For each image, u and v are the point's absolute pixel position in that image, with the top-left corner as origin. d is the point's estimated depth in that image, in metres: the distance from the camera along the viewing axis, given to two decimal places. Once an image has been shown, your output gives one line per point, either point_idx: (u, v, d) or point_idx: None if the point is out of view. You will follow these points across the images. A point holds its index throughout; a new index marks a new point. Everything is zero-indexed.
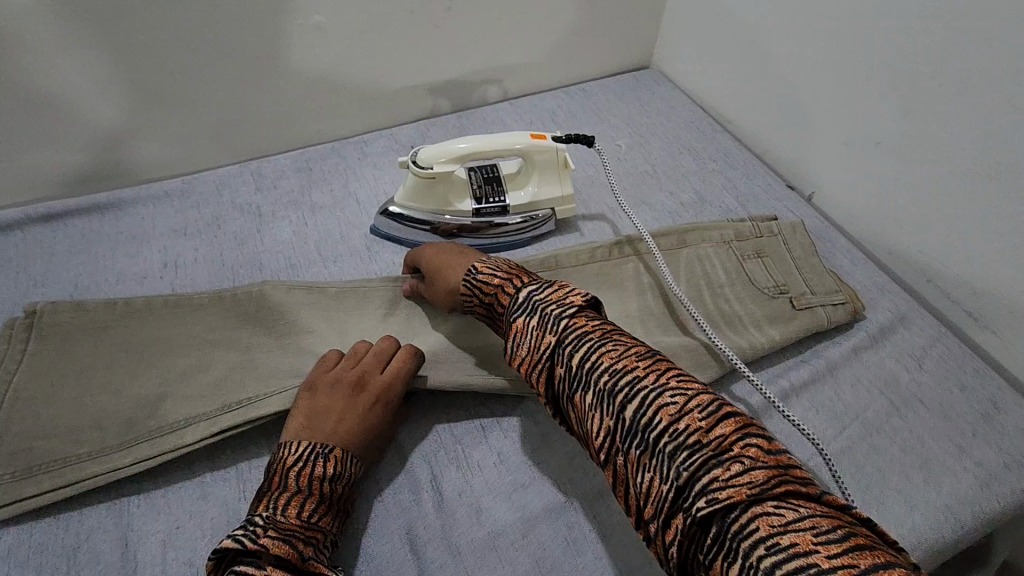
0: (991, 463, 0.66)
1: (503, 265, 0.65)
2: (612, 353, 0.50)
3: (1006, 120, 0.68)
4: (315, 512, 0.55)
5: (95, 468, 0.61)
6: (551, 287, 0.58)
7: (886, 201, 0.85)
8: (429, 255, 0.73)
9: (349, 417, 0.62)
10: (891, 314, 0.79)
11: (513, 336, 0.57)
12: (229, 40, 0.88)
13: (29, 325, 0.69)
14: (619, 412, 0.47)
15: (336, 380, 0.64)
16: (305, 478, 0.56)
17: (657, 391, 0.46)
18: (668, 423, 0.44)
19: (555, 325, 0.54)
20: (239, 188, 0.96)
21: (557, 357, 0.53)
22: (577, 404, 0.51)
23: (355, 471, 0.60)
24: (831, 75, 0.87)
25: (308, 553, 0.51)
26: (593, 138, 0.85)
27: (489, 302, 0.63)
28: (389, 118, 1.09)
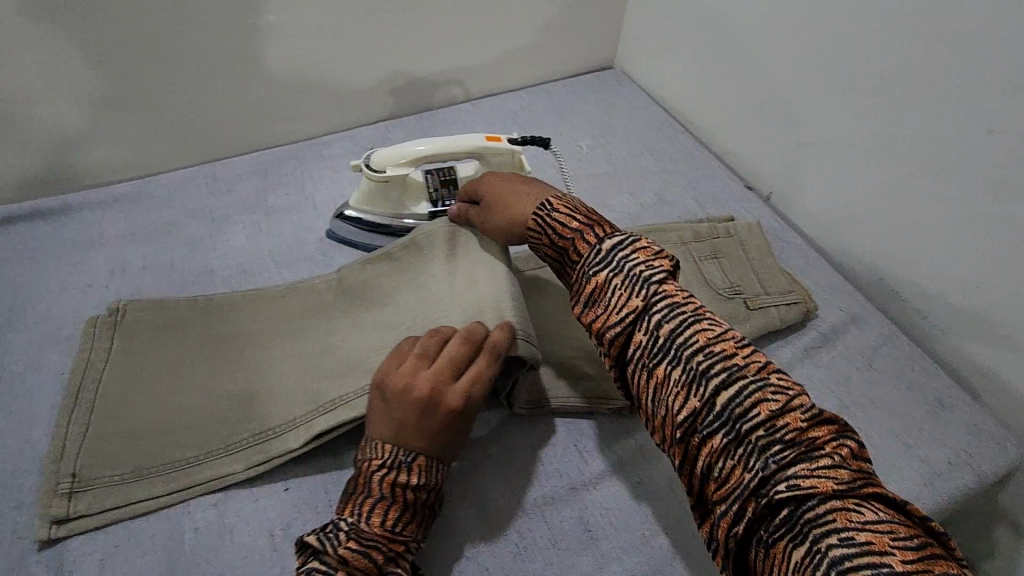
0: (935, 460, 0.67)
1: (582, 210, 0.63)
2: (709, 337, 0.51)
3: (952, 123, 0.70)
4: (399, 521, 0.55)
5: (204, 472, 0.63)
6: (642, 253, 0.57)
7: (840, 200, 0.86)
8: (496, 186, 0.70)
9: (425, 434, 0.57)
10: (843, 313, 0.80)
11: (596, 298, 0.57)
12: (183, 39, 0.86)
13: (113, 322, 0.71)
14: (709, 394, 0.48)
15: (406, 396, 0.58)
16: (390, 485, 0.55)
17: (757, 383, 0.47)
18: (765, 417, 0.46)
19: (644, 289, 0.54)
20: (192, 192, 0.94)
21: (640, 323, 0.54)
22: (656, 375, 0.52)
23: (439, 479, 0.58)
24: (787, 76, 0.88)
25: (385, 566, 0.53)
26: (549, 140, 0.84)
27: (563, 246, 0.62)
28: (350, 118, 1.07)
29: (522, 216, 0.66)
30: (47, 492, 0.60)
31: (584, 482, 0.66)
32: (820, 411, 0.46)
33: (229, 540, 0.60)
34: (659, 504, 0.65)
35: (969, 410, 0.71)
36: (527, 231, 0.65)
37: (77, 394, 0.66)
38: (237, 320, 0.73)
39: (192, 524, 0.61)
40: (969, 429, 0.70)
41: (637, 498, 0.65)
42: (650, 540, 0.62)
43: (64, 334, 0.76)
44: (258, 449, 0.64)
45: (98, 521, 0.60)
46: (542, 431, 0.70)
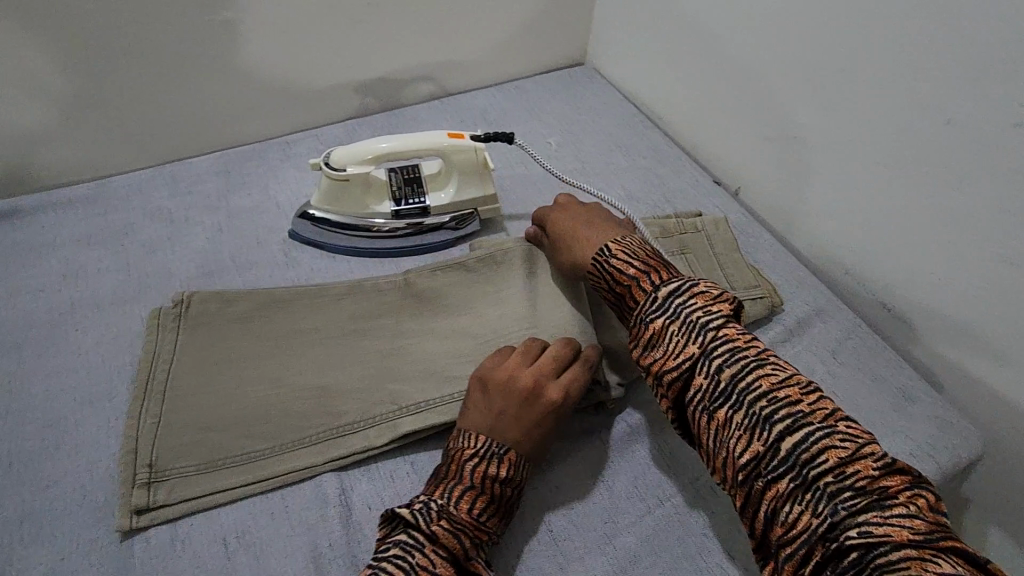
0: (898, 453, 0.67)
1: (639, 252, 0.65)
2: (772, 380, 0.51)
3: (912, 116, 0.70)
4: (483, 512, 0.56)
5: (280, 466, 0.64)
6: (701, 296, 0.57)
7: (807, 195, 0.86)
8: (556, 224, 0.72)
9: (526, 426, 0.60)
10: (809, 307, 0.80)
11: (653, 340, 0.57)
12: (134, 36, 0.84)
13: (178, 314, 0.72)
14: (773, 439, 0.48)
15: (511, 386, 0.62)
16: (482, 475, 0.57)
17: (824, 430, 0.47)
18: (834, 464, 0.45)
19: (702, 334, 0.55)
20: (151, 193, 0.91)
21: (699, 367, 0.54)
22: (717, 418, 0.52)
23: (523, 479, 0.60)
24: (754, 71, 0.88)
25: (468, 552, 0.53)
26: (512, 135, 0.83)
27: (620, 291, 0.64)
28: (317, 117, 1.06)
29: (581, 258, 0.68)
30: (125, 482, 0.60)
31: (548, 482, 0.65)
32: (893, 461, 0.46)
33: (182, 550, 0.59)
34: (623, 502, 0.64)
35: (933, 401, 0.71)
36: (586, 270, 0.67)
37: (146, 386, 0.68)
38: (187, 328, 0.72)
39: (145, 535, 0.59)
40: (932, 421, 0.70)
41: (602, 497, 0.64)
42: (613, 539, 0.61)
43: (15, 339, 0.74)
44: (334, 444, 0.65)
45: (177, 511, 0.60)
46: None
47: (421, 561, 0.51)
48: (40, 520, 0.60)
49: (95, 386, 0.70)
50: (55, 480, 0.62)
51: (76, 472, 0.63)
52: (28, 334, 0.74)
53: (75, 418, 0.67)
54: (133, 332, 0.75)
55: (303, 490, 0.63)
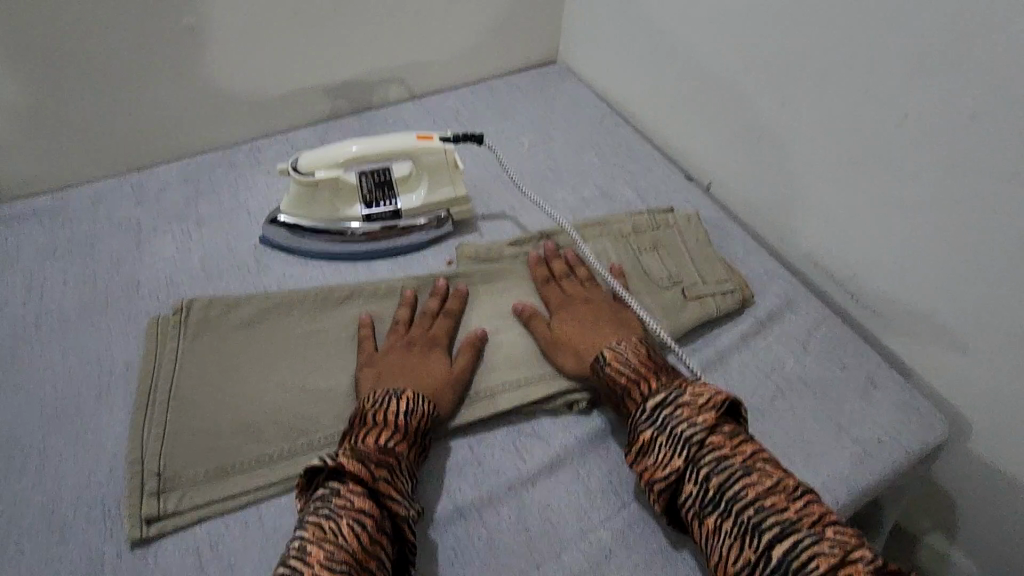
0: (866, 440, 0.68)
1: (630, 356, 0.66)
2: (758, 487, 0.53)
3: (871, 107, 0.71)
4: (391, 440, 0.59)
5: (290, 468, 0.64)
6: (684, 400, 0.59)
7: (774, 188, 0.88)
8: (561, 324, 0.73)
9: (413, 365, 0.68)
10: (779, 299, 0.81)
11: (641, 447, 0.59)
12: (94, 43, 0.82)
13: (178, 320, 0.72)
14: (764, 547, 0.50)
15: (393, 345, 0.70)
16: (382, 413, 0.61)
17: (813, 537, 0.49)
18: (825, 570, 0.47)
19: (688, 447, 0.56)
20: (117, 203, 0.90)
21: (687, 476, 0.56)
22: (707, 524, 0.54)
23: (429, 411, 0.64)
24: (720, 67, 0.89)
25: (380, 474, 0.55)
26: (482, 136, 0.83)
27: (613, 398, 0.65)
28: (286, 121, 1.05)
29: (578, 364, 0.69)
30: (133, 493, 0.60)
31: (522, 481, 0.65)
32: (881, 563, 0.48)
33: (153, 562, 0.58)
34: (598, 498, 0.64)
35: (900, 388, 0.73)
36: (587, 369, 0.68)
37: (149, 395, 0.67)
38: (163, 341, 0.71)
39: (113, 550, 0.58)
40: (898, 406, 0.71)
41: (576, 494, 0.65)
42: (588, 535, 0.62)
43: None
44: None
45: (189, 516, 0.60)
46: (479, 432, 0.69)
47: (338, 501, 0.53)
48: (5, 539, 0.58)
49: (59, 401, 0.68)
50: (19, 498, 0.61)
51: (41, 489, 0.62)
52: None
53: (40, 434, 0.66)
54: (99, 345, 0.74)
55: (276, 499, 0.63)
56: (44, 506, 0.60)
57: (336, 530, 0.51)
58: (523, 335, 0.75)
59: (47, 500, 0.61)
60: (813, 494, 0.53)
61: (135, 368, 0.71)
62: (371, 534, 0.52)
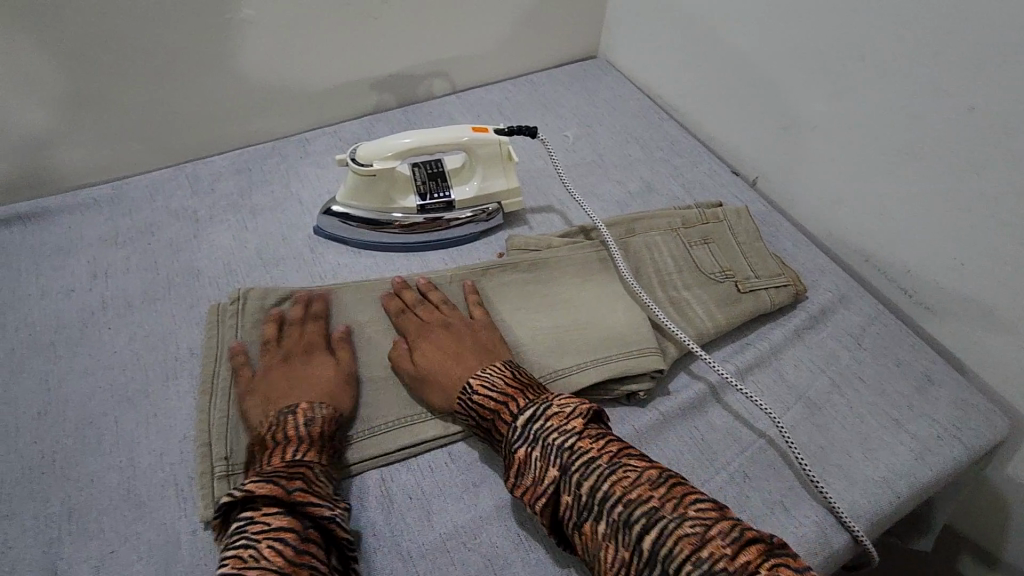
0: (925, 436, 0.68)
1: (499, 378, 0.63)
2: (622, 481, 0.52)
3: (931, 103, 0.71)
4: (298, 452, 0.59)
5: (356, 453, 0.65)
6: (549, 411, 0.57)
7: (824, 183, 0.87)
8: (424, 355, 0.67)
9: (294, 377, 0.66)
10: (831, 294, 0.80)
11: (516, 467, 0.57)
12: (154, 36, 0.84)
13: (237, 308, 0.73)
14: (636, 543, 0.49)
15: (278, 353, 0.68)
16: (281, 432, 0.60)
17: (676, 520, 0.48)
18: (690, 553, 0.46)
19: (560, 454, 0.55)
20: (174, 192, 0.92)
21: (562, 486, 0.54)
22: (587, 532, 0.52)
23: (329, 414, 0.63)
24: (771, 60, 0.88)
25: (294, 487, 0.54)
26: (536, 129, 0.84)
27: (487, 426, 0.61)
28: (333, 114, 1.06)
29: (446, 399, 0.65)
30: (205, 475, 0.62)
31: None
32: (744, 533, 0.46)
33: None
34: None
35: (957, 384, 0.72)
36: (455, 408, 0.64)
37: (213, 382, 0.69)
38: (222, 331, 0.73)
39: (189, 527, 0.60)
40: (956, 402, 0.71)
41: None
42: None
43: (47, 339, 0.74)
44: (405, 432, 0.67)
45: None
46: None
47: (255, 528, 0.51)
48: (85, 516, 0.60)
49: (129, 384, 0.70)
50: (95, 477, 0.63)
51: (117, 467, 0.64)
52: (62, 333, 0.74)
53: (112, 415, 0.68)
54: (164, 330, 0.75)
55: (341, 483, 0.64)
56: (121, 484, 0.62)
57: (257, 553, 0.49)
58: (587, 328, 0.73)
59: (122, 480, 0.63)
60: (677, 477, 0.52)
61: (200, 353, 0.73)
62: (296, 546, 0.50)
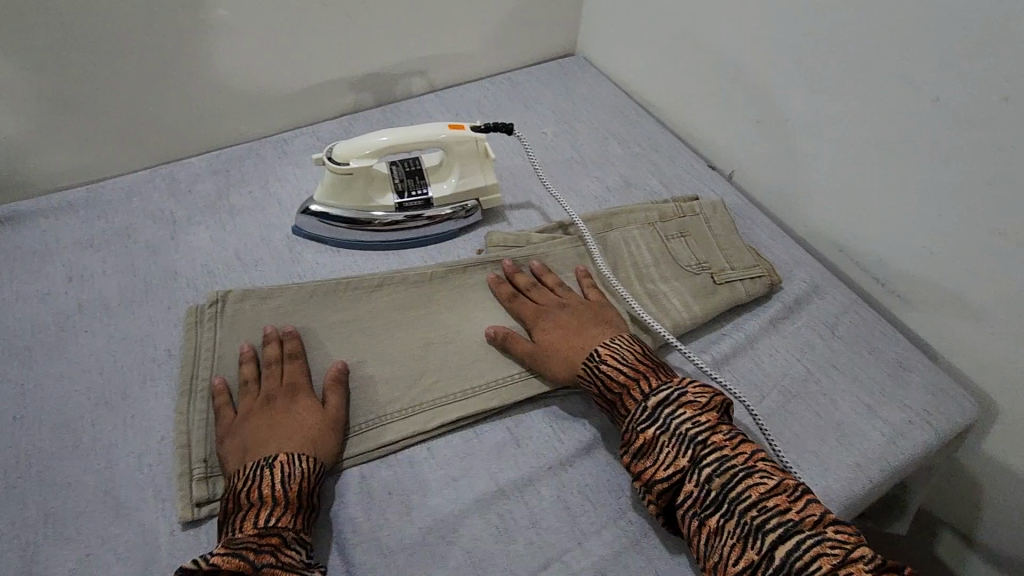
0: (897, 420, 0.69)
1: (628, 356, 0.66)
2: (759, 487, 0.55)
3: (898, 95, 0.72)
4: (271, 516, 0.56)
5: None
6: (687, 403, 0.60)
7: (797, 176, 0.89)
8: (549, 332, 0.71)
9: (277, 423, 0.62)
10: (805, 284, 0.82)
11: (641, 446, 0.60)
12: (129, 38, 0.84)
13: (215, 312, 0.73)
14: (767, 548, 0.52)
15: (260, 397, 0.65)
16: (254, 490, 0.57)
17: (815, 537, 0.51)
18: (827, 569, 0.49)
19: (693, 446, 0.58)
20: (151, 195, 0.91)
21: (689, 476, 0.57)
22: (708, 524, 0.55)
23: (311, 465, 0.60)
24: (745, 55, 0.89)
25: (263, 560, 0.52)
26: (512, 126, 0.85)
27: (610, 400, 0.65)
28: (312, 114, 1.06)
29: (573, 371, 0.68)
30: (183, 477, 0.62)
31: (562, 461, 0.66)
32: (882, 562, 0.50)
33: (204, 542, 0.59)
34: None
35: (929, 370, 0.74)
36: (581, 379, 0.67)
37: (191, 383, 0.69)
38: (198, 335, 0.73)
39: (168, 528, 0.60)
40: (928, 387, 0.72)
41: (615, 473, 0.66)
42: (628, 513, 0.63)
43: (22, 344, 0.73)
44: (385, 429, 0.67)
45: None
46: (517, 414, 0.70)
47: None
48: (61, 520, 0.60)
49: (106, 387, 0.70)
50: (72, 481, 0.62)
51: (94, 470, 0.63)
52: (36, 338, 0.74)
53: (89, 418, 0.67)
54: (141, 332, 0.75)
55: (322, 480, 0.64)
56: (99, 488, 0.62)
57: None
58: None
59: (99, 483, 0.62)
60: (812, 495, 0.55)
61: (178, 355, 0.73)
62: None
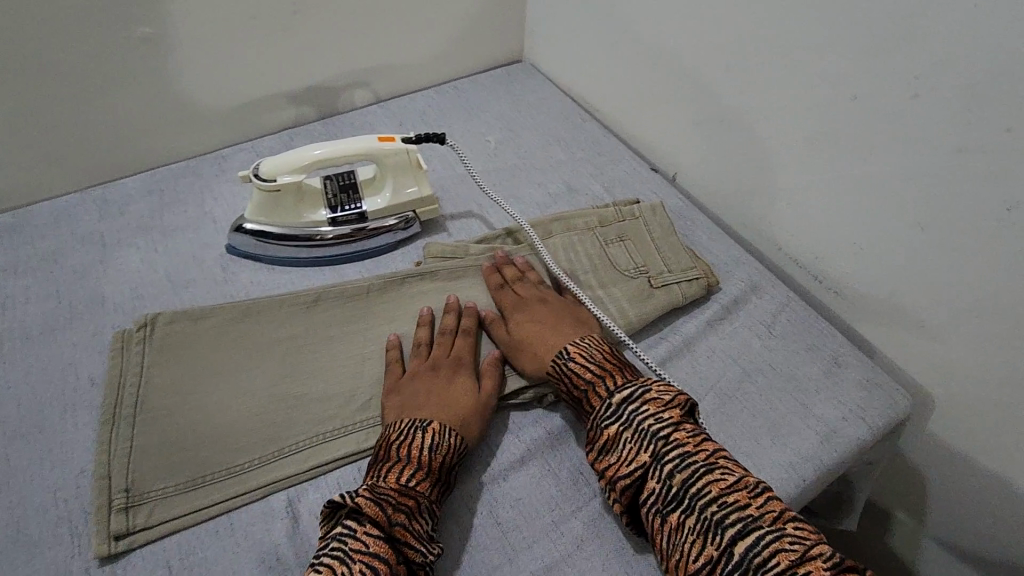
0: (831, 418, 0.70)
1: (598, 354, 0.66)
2: (720, 482, 0.54)
3: (820, 94, 0.73)
4: (412, 477, 0.58)
5: (267, 475, 0.64)
6: (649, 399, 0.60)
7: (735, 177, 0.89)
8: (521, 324, 0.72)
9: (440, 393, 0.65)
10: (744, 284, 0.82)
11: (606, 443, 0.59)
12: (49, 59, 0.81)
13: (143, 334, 0.71)
14: (726, 543, 0.50)
15: (427, 364, 0.69)
16: (406, 448, 0.59)
17: (774, 533, 0.50)
18: (785, 566, 0.48)
19: (654, 441, 0.57)
20: (80, 217, 0.89)
21: (652, 472, 0.56)
22: (669, 521, 0.54)
23: (456, 444, 0.62)
24: (680, 57, 0.89)
25: (396, 519, 0.54)
26: (444, 135, 0.84)
27: (578, 396, 0.65)
28: (250, 128, 1.04)
29: (541, 363, 0.68)
30: (101, 509, 0.59)
31: (495, 475, 0.65)
32: (840, 560, 0.48)
33: None
34: (571, 489, 0.65)
35: (864, 365, 0.74)
36: (546, 373, 0.67)
37: (115, 410, 0.66)
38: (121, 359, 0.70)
39: (83, 565, 0.58)
40: (862, 383, 0.73)
41: (548, 486, 0.65)
42: (561, 526, 0.62)
43: None
44: (317, 451, 0.66)
45: (162, 529, 0.59)
46: None
47: (353, 544, 0.52)
48: None
49: (24, 419, 0.67)
50: None
51: (7, 508, 0.61)
52: None
53: (3, 453, 0.65)
54: (64, 361, 0.73)
55: (249, 507, 0.62)
56: (11, 526, 0.59)
57: None
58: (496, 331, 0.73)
59: (13, 521, 0.60)
60: (774, 492, 0.54)
61: (101, 383, 0.71)
62: None
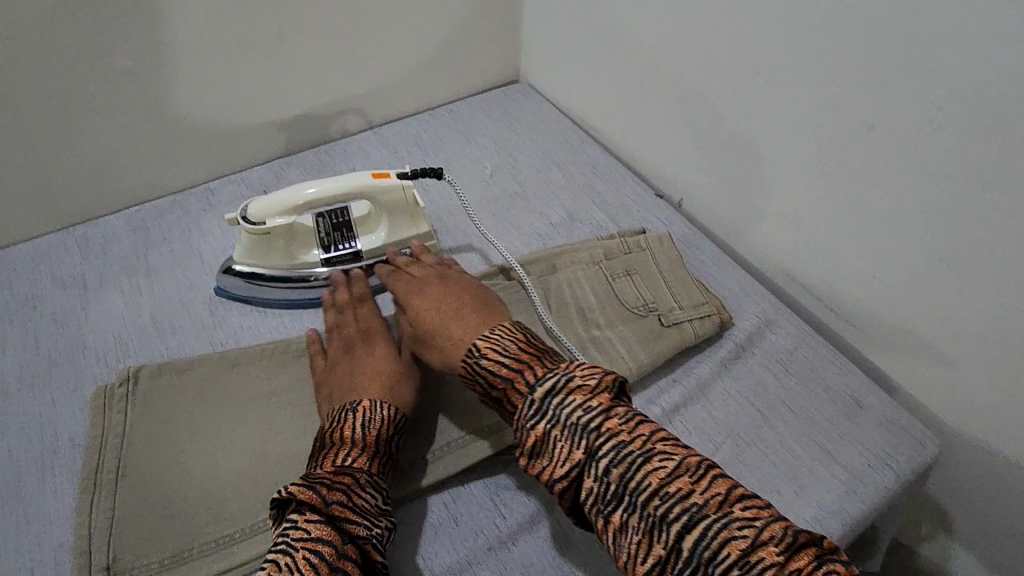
0: (856, 466, 0.66)
1: (512, 342, 0.58)
2: (659, 470, 0.46)
3: (832, 122, 0.69)
4: (349, 456, 0.56)
5: (256, 548, 0.59)
6: (570, 385, 0.52)
7: (744, 204, 0.86)
8: (423, 311, 0.67)
9: (358, 369, 0.66)
10: (757, 319, 0.78)
11: (533, 444, 0.51)
12: (19, 95, 0.77)
13: (126, 391, 0.68)
14: (673, 540, 0.44)
15: (344, 346, 0.70)
16: (339, 431, 0.58)
17: (722, 521, 0.43)
18: (737, 557, 0.41)
19: (586, 435, 0.49)
20: (61, 259, 0.85)
21: (587, 471, 0.49)
22: (613, 521, 0.47)
23: (391, 413, 0.61)
24: (682, 80, 0.86)
25: (333, 498, 0.51)
26: (441, 170, 0.80)
27: (497, 395, 0.57)
28: (239, 159, 1.00)
29: (453, 358, 0.61)
30: None
31: (503, 540, 0.62)
32: (794, 539, 0.41)
33: None
34: (585, 553, 0.61)
35: (887, 406, 0.71)
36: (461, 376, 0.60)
37: (95, 476, 0.62)
38: (104, 417, 0.66)
39: None
40: (886, 426, 0.69)
41: (560, 549, 0.61)
42: None
43: None
44: None
45: None
46: (455, 488, 0.65)
47: (296, 533, 0.48)
48: None
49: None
50: None
51: None
52: None
53: None
54: (43, 419, 0.69)
55: None
56: None
57: (292, 565, 0.46)
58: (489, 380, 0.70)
59: None
60: (718, 469, 0.47)
61: (82, 444, 0.66)
62: (331, 562, 0.47)
